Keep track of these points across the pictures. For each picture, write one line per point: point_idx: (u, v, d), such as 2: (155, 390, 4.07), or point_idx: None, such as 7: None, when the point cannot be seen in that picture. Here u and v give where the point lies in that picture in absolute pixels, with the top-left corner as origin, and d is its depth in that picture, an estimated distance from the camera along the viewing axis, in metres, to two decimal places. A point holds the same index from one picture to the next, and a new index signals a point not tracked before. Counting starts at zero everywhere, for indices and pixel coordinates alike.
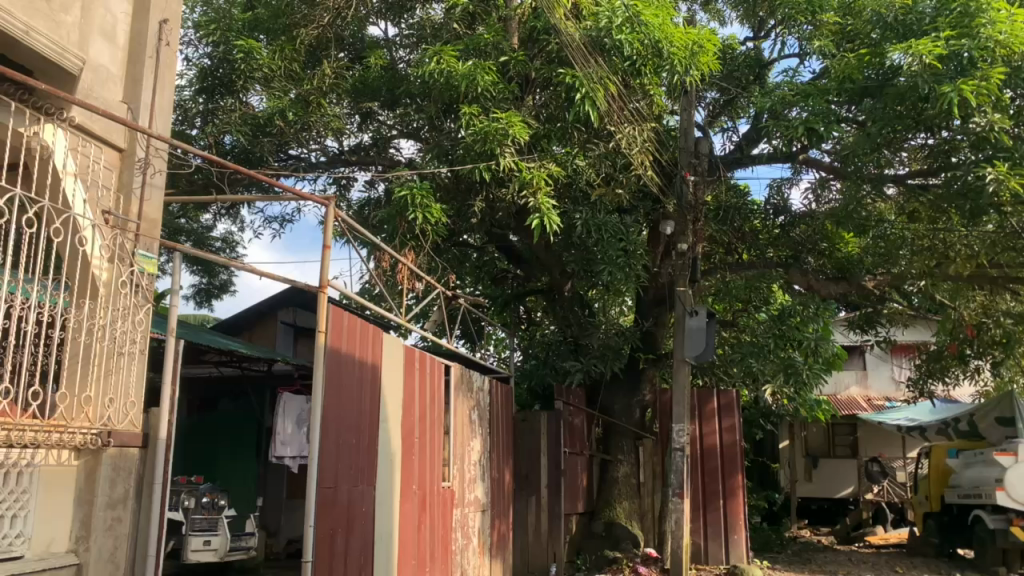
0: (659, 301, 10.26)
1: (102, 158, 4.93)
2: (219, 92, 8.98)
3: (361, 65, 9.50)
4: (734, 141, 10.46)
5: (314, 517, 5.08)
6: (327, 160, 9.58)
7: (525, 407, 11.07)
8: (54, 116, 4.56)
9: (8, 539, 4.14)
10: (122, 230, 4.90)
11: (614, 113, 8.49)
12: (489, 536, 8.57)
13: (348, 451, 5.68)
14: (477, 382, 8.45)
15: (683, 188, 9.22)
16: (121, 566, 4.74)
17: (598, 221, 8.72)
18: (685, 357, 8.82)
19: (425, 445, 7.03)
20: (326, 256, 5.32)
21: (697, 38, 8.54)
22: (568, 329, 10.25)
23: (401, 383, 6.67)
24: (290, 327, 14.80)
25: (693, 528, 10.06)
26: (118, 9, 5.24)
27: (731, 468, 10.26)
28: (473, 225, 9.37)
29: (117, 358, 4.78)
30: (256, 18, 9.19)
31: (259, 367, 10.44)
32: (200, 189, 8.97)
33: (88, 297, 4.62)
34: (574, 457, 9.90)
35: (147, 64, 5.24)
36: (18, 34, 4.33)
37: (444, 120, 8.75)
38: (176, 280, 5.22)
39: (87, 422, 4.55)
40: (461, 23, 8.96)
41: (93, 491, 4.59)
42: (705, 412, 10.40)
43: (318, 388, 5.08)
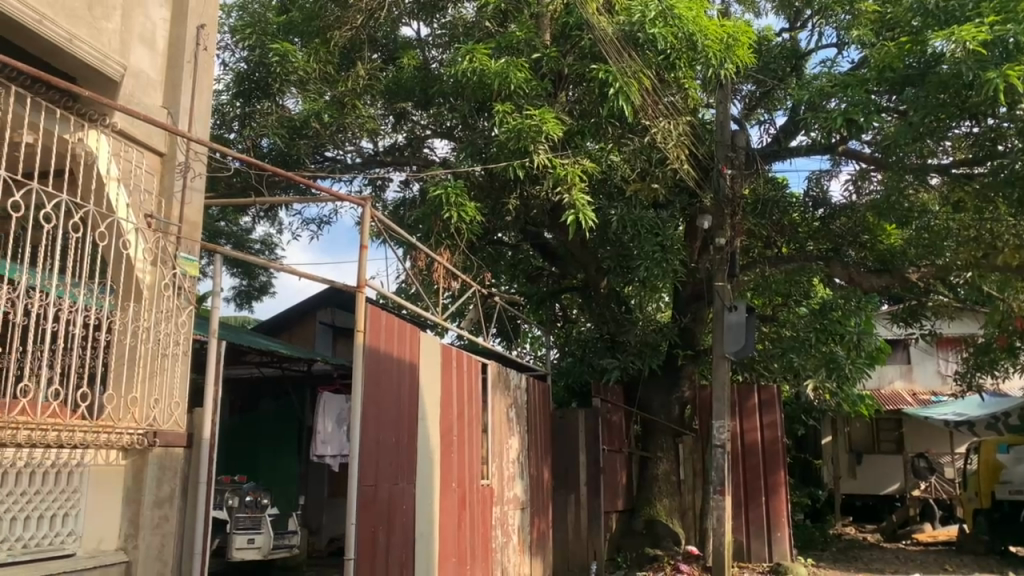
0: (697, 297, 10.14)
1: (144, 162, 5.02)
2: (255, 95, 9.09)
3: (394, 66, 9.52)
4: (771, 133, 10.27)
5: (355, 515, 5.12)
6: (363, 162, 9.67)
7: (563, 405, 11.04)
8: (98, 122, 4.63)
9: (60, 537, 4.25)
10: (164, 234, 4.99)
11: (649, 107, 8.43)
12: (529, 534, 8.56)
13: (388, 449, 5.71)
14: (514, 380, 8.44)
15: (720, 182, 9.11)
16: (168, 564, 4.82)
17: (634, 216, 8.63)
18: (725, 353, 8.74)
19: (464, 444, 7.05)
20: (363, 256, 5.36)
21: (732, 31, 8.46)
22: (604, 327, 10.13)
23: (439, 381, 6.69)
24: (328, 328, 14.94)
25: (735, 525, 9.98)
26: (157, 15, 5.33)
27: (773, 465, 10.11)
28: (508, 223, 9.36)
29: (161, 360, 4.86)
30: (290, 21, 9.29)
31: (299, 368, 10.56)
32: (239, 192, 9.10)
33: (132, 300, 4.70)
34: (613, 454, 9.86)
35: (186, 68, 5.34)
36: (62, 42, 4.41)
37: (478, 118, 8.73)
38: (216, 282, 5.28)
39: (134, 423, 4.62)
40: (493, 21, 8.95)
41: (140, 491, 4.67)
42: (746, 408, 10.27)
43: (357, 387, 5.12)
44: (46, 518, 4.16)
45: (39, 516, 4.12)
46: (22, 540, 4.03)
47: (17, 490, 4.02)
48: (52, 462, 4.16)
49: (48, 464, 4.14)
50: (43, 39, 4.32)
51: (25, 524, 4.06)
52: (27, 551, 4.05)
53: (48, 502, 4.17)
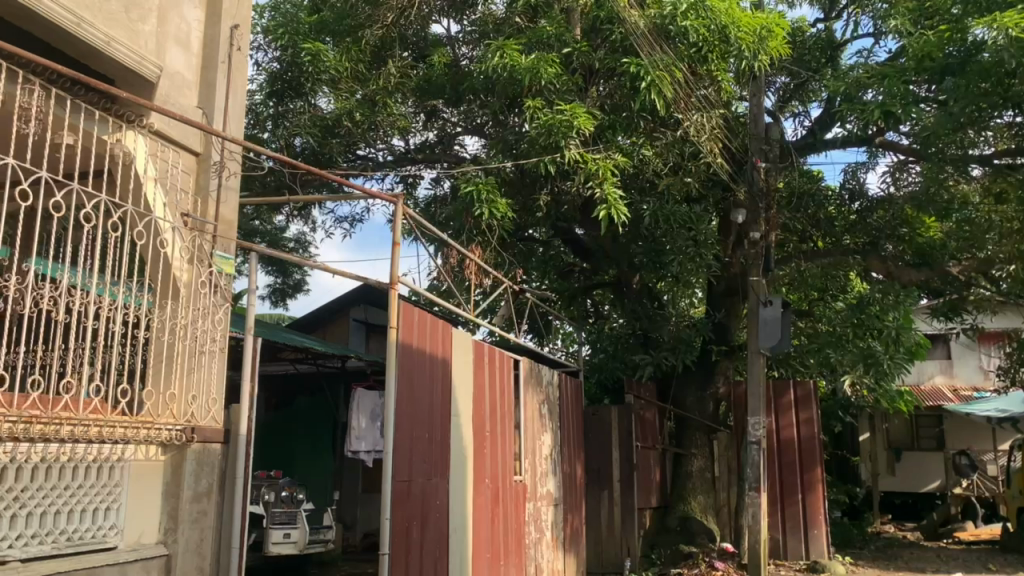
0: (731, 292, 10.02)
1: (180, 162, 5.09)
2: (288, 95, 9.15)
3: (425, 64, 9.58)
4: (806, 125, 10.12)
5: (389, 510, 5.16)
6: (394, 159, 9.72)
7: (595, 401, 11.01)
8: (135, 123, 4.69)
9: (103, 531, 4.33)
10: (200, 232, 5.06)
11: (681, 100, 8.34)
12: (562, 530, 8.55)
13: (422, 445, 5.75)
14: (546, 376, 8.43)
15: (754, 175, 8.98)
16: (207, 557, 4.90)
17: (667, 210, 8.51)
18: (760, 348, 8.62)
19: (496, 440, 7.06)
20: (396, 253, 5.39)
21: (765, 22, 8.38)
22: (636, 322, 10.00)
23: (472, 377, 6.70)
24: (362, 325, 15.05)
25: (770, 523, 9.88)
26: (191, 17, 5.39)
27: (809, 462, 9.99)
28: (539, 219, 9.34)
29: (198, 357, 4.93)
30: (322, 21, 9.37)
31: (334, 364, 10.65)
32: (273, 190, 9.21)
33: (170, 298, 4.77)
34: (646, 451, 9.82)
35: (220, 68, 5.40)
36: (100, 45, 4.46)
37: (508, 114, 8.71)
38: (252, 280, 5.35)
39: (172, 419, 4.71)
40: (523, 17, 8.93)
41: (179, 485, 4.75)
42: (781, 404, 10.14)
43: (390, 383, 5.16)
44: (88, 512, 4.24)
45: (82, 510, 4.21)
46: (66, 533, 4.12)
47: (60, 484, 4.10)
48: (95, 457, 4.25)
49: (90, 459, 4.23)
50: (82, 42, 4.38)
51: (69, 518, 4.14)
52: (71, 543, 4.14)
53: (91, 496, 4.25)
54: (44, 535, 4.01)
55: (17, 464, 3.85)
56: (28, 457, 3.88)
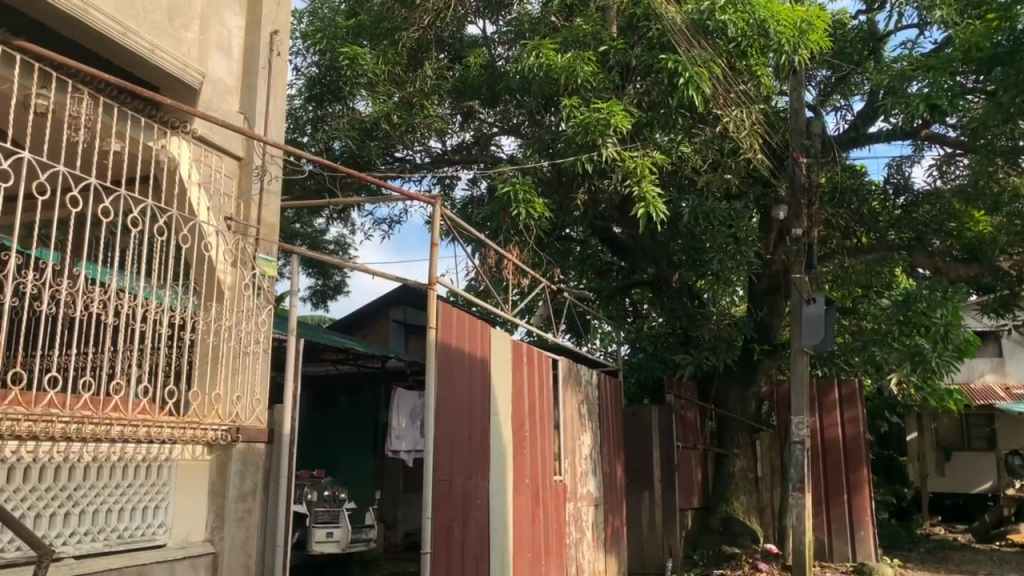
0: (773, 289, 9.84)
1: (223, 167, 5.18)
2: (326, 99, 9.21)
3: (461, 65, 9.58)
4: (849, 119, 9.94)
5: (431, 509, 5.19)
6: (431, 161, 9.77)
7: (635, 400, 10.95)
8: (179, 129, 4.78)
9: (151, 528, 4.43)
10: (243, 236, 5.15)
11: (720, 96, 8.25)
12: (604, 531, 8.52)
13: (462, 444, 5.77)
14: (585, 376, 8.40)
15: (795, 171, 8.83)
16: (252, 555, 4.98)
17: (706, 208, 8.43)
18: (803, 347, 8.47)
19: (536, 440, 7.05)
20: (434, 253, 5.42)
21: (806, 16, 8.25)
22: (675, 321, 9.91)
23: (511, 378, 6.71)
24: (401, 325, 15.17)
25: (815, 524, 9.72)
26: (232, 23, 5.48)
27: (855, 462, 9.80)
28: (576, 218, 9.32)
29: (243, 358, 5.01)
30: (359, 24, 9.40)
31: (374, 365, 10.74)
32: (313, 194, 9.34)
33: (214, 300, 4.85)
34: (688, 451, 9.75)
35: (260, 74, 5.49)
36: (145, 54, 4.54)
37: (545, 114, 8.72)
38: (294, 282, 5.42)
39: (217, 419, 4.79)
40: (559, 15, 8.89)
41: (225, 485, 4.82)
42: (825, 403, 9.96)
43: (430, 382, 5.20)
44: (138, 510, 4.34)
45: (132, 508, 4.31)
46: (117, 531, 4.22)
47: (111, 483, 4.21)
48: (143, 456, 4.35)
49: (139, 459, 4.33)
50: (128, 52, 4.46)
51: (119, 516, 4.24)
52: (122, 541, 4.24)
53: (140, 494, 4.35)
54: (95, 533, 4.11)
55: (70, 463, 3.98)
56: (80, 457, 4.00)
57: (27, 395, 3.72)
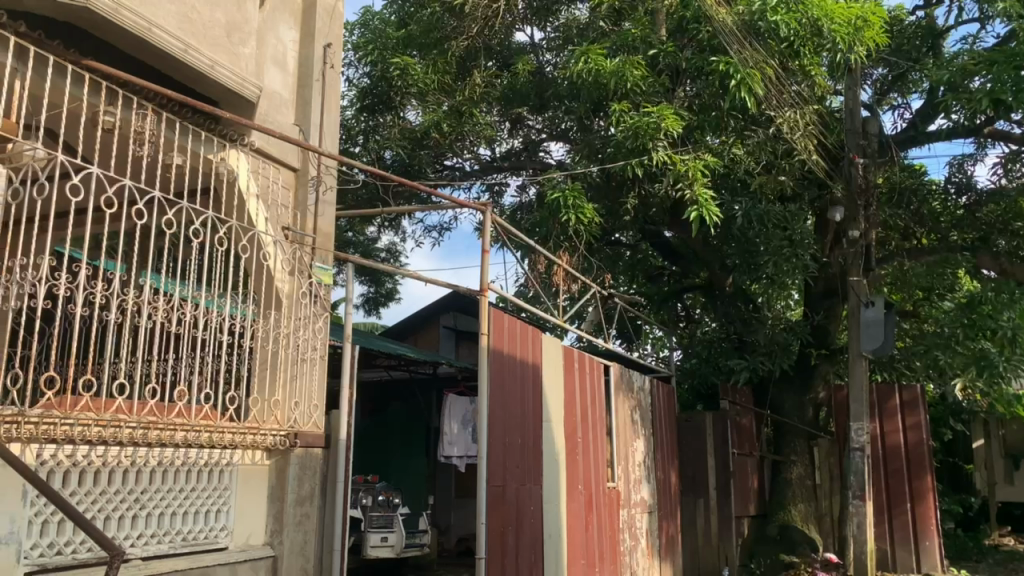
0: (830, 292, 9.61)
1: (280, 178, 5.31)
2: (378, 109, 9.47)
3: (509, 72, 9.58)
4: (907, 117, 9.70)
5: (485, 514, 5.21)
6: (480, 168, 9.86)
7: (688, 406, 10.83)
8: (237, 142, 4.91)
9: (214, 531, 4.55)
10: (300, 245, 5.26)
11: (773, 97, 8.15)
12: (658, 538, 8.44)
13: (515, 450, 5.78)
14: (638, 382, 8.35)
15: (851, 171, 8.56)
16: (311, 558, 5.08)
17: (761, 211, 8.31)
18: (862, 351, 8.26)
19: (589, 446, 7.03)
20: (485, 260, 5.46)
21: (861, 12, 8.04)
22: (729, 326, 9.77)
23: (563, 383, 6.71)
24: (451, 332, 15.24)
25: (877, 533, 9.48)
26: (287, 37, 5.63)
27: (918, 469, 9.53)
28: (627, 223, 9.29)
29: (301, 364, 5.11)
30: (409, 35, 9.46)
31: (426, 370, 10.85)
32: (366, 203, 9.52)
33: (273, 309, 4.96)
34: (744, 458, 9.62)
35: (315, 86, 5.62)
36: (205, 70, 4.63)
37: (593, 118, 8.63)
38: (348, 290, 5.51)
39: (277, 424, 4.90)
40: (607, 20, 8.86)
41: (283, 489, 4.91)
42: (887, 409, 9.69)
43: (483, 388, 5.23)
44: (201, 513, 4.46)
45: (195, 511, 4.43)
46: (182, 533, 4.34)
47: (175, 486, 4.34)
48: (206, 461, 4.47)
49: (201, 464, 4.44)
50: (189, 68, 4.56)
51: (184, 519, 4.36)
52: (186, 543, 4.36)
53: (203, 498, 4.47)
54: (162, 535, 4.24)
55: (138, 467, 4.13)
56: (146, 461, 4.14)
57: (97, 401, 3.87)
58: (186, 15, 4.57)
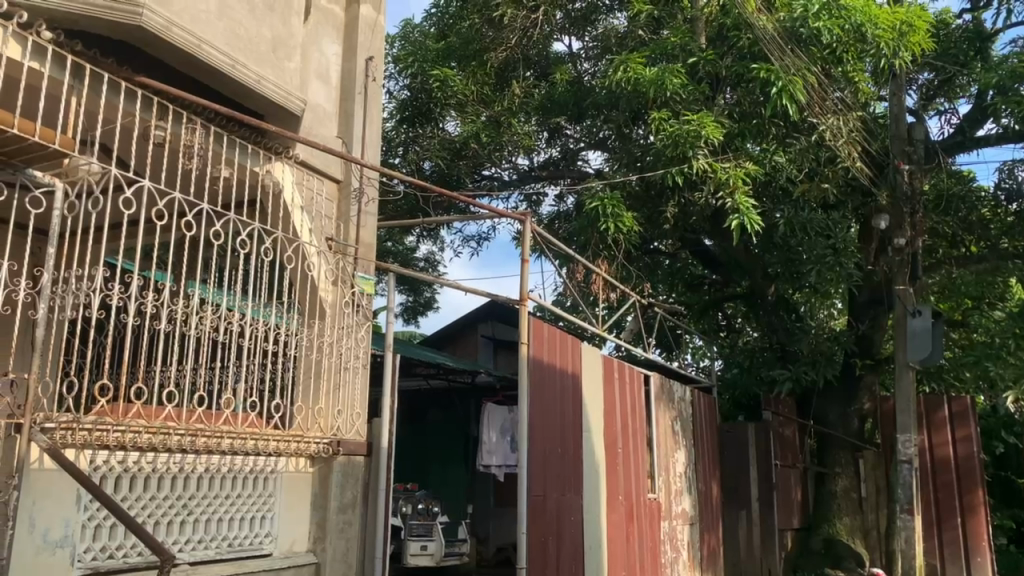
0: (876, 301, 9.33)
1: (323, 190, 5.39)
2: (418, 121, 9.58)
3: (547, 82, 9.63)
4: (954, 122, 9.50)
5: (526, 524, 5.21)
6: (519, 178, 9.89)
7: (729, 417, 10.71)
8: (282, 155, 5.00)
9: (258, 537, 4.63)
10: (344, 255, 5.34)
11: (815, 104, 8.10)
12: (700, 550, 8.35)
13: (556, 460, 5.78)
14: (678, 393, 8.28)
15: (897, 178, 8.36)
16: (353, 565, 5.12)
17: (803, 219, 8.21)
18: (910, 362, 8.04)
19: (630, 456, 6.99)
20: (525, 269, 5.48)
21: (905, 17, 7.99)
22: (773, 335, 9.57)
23: (602, 394, 6.69)
24: (490, 341, 15.28)
25: (926, 548, 9.27)
26: (331, 51, 5.73)
27: (969, 483, 9.26)
28: (666, 231, 9.22)
29: (343, 373, 5.16)
30: (448, 47, 9.58)
31: (465, 379, 10.88)
32: (406, 213, 9.63)
33: (317, 318, 5.04)
34: (787, 470, 9.52)
35: (357, 99, 5.71)
36: (252, 84, 4.72)
37: (633, 127, 8.58)
38: (390, 300, 5.57)
39: (320, 432, 4.96)
40: (646, 29, 8.82)
41: (326, 496, 4.97)
42: (935, 421, 9.47)
43: (523, 397, 5.24)
44: (246, 519, 4.54)
45: (241, 518, 4.51)
46: (228, 539, 4.42)
47: (222, 493, 4.42)
48: (250, 468, 4.54)
49: (246, 470, 4.53)
50: (236, 82, 4.65)
51: (229, 525, 4.44)
52: (232, 549, 4.43)
53: (247, 505, 4.55)
54: (208, 540, 4.32)
55: (185, 474, 4.22)
56: (193, 468, 4.22)
57: (147, 409, 3.96)
58: (234, 31, 4.68)
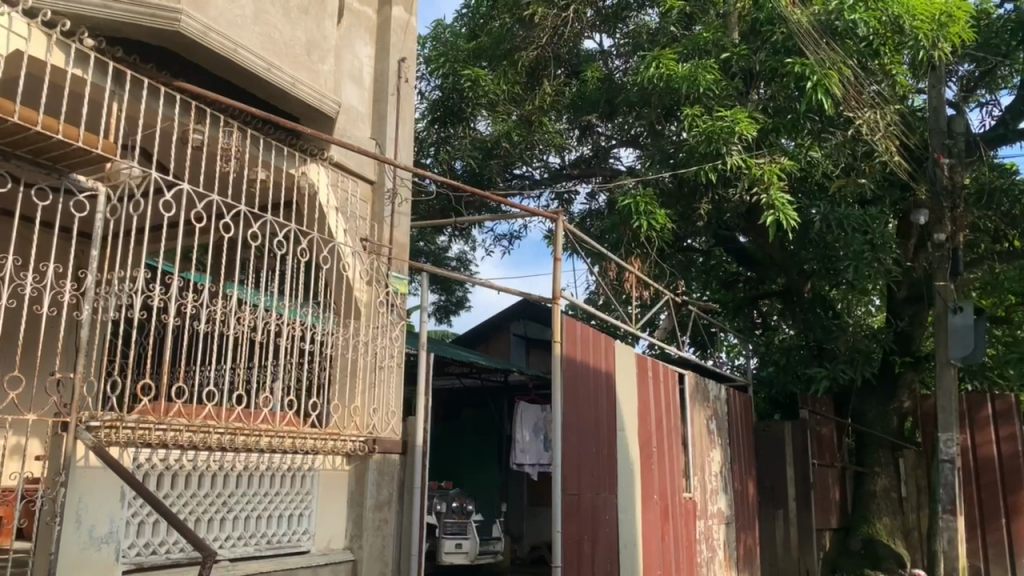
0: (915, 298, 9.15)
1: (358, 191, 5.44)
2: (450, 121, 9.60)
3: (578, 80, 9.60)
4: (995, 115, 9.31)
5: (561, 522, 5.21)
6: (550, 176, 9.89)
7: (764, 415, 10.61)
8: (317, 157, 5.06)
9: (296, 535, 4.69)
10: (378, 255, 5.38)
11: (852, 98, 7.98)
12: (736, 550, 8.28)
13: (590, 458, 5.77)
14: (713, 391, 8.21)
15: (937, 172, 8.13)
16: (389, 563, 5.16)
17: (840, 215, 8.08)
18: (950, 359, 7.83)
19: (664, 455, 6.95)
20: (557, 268, 5.49)
21: (944, 7, 7.84)
22: (809, 334, 9.44)
23: (637, 392, 6.65)
24: (522, 339, 15.29)
25: (970, 549, 9.10)
26: (363, 53, 5.78)
27: (1014, 483, 9.06)
28: (700, 228, 9.14)
29: (378, 372, 5.20)
30: (480, 47, 9.62)
31: (497, 378, 10.91)
32: (438, 213, 9.69)
33: (352, 318, 5.09)
34: (825, 469, 9.40)
35: (390, 100, 5.76)
36: (287, 87, 4.78)
37: (666, 123, 8.50)
38: (423, 299, 5.60)
39: (356, 430, 5.01)
40: (678, 25, 8.71)
41: (362, 494, 5.02)
42: (978, 419, 9.27)
43: (556, 395, 5.24)
44: (284, 517, 4.61)
45: (279, 515, 4.57)
46: (266, 537, 4.48)
47: (260, 491, 4.49)
48: (288, 466, 4.61)
49: (285, 468, 4.59)
50: (270, 85, 4.71)
51: (268, 522, 4.51)
52: (271, 546, 4.50)
53: (285, 503, 4.61)
54: (248, 537, 4.39)
55: (225, 472, 4.29)
56: (233, 466, 4.30)
57: (188, 407, 4.03)
58: (269, 35, 4.73)
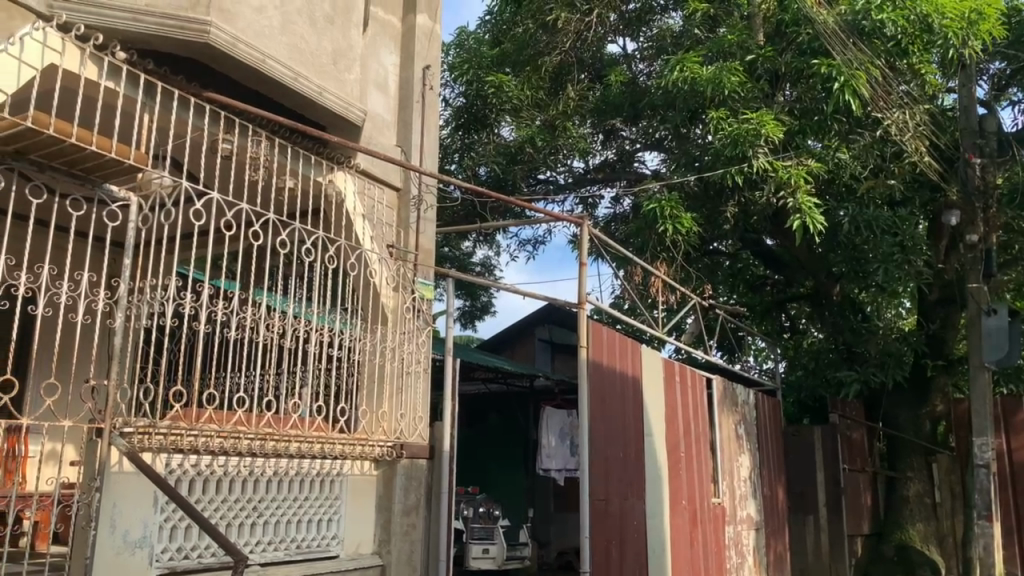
0: (947, 300, 9.01)
1: (384, 198, 5.47)
2: (473, 128, 9.76)
3: (602, 84, 9.58)
4: None
5: (589, 526, 5.20)
6: (574, 181, 9.88)
7: (793, 420, 10.49)
8: (343, 164, 5.10)
9: (326, 539, 4.73)
10: (404, 262, 5.41)
11: (879, 98, 7.88)
12: (766, 556, 8.20)
13: (617, 463, 5.75)
14: (742, 396, 8.14)
15: (968, 172, 7.98)
16: (417, 568, 5.17)
17: (868, 216, 7.97)
18: (984, 363, 7.67)
19: (692, 461, 6.91)
20: (582, 273, 5.48)
21: (974, 5, 7.73)
22: (838, 337, 9.28)
23: (664, 397, 6.62)
24: (547, 344, 15.29)
25: (1006, 556, 8.94)
26: (388, 61, 5.83)
27: None
28: (725, 232, 9.07)
29: (406, 377, 5.23)
30: (504, 53, 9.68)
31: (523, 383, 10.92)
32: (463, 219, 9.72)
33: (380, 324, 5.12)
34: (856, 474, 9.28)
35: (415, 108, 5.79)
36: (313, 95, 4.83)
37: (691, 127, 8.45)
38: (449, 304, 5.63)
39: (383, 435, 5.04)
40: (702, 27, 8.67)
41: (390, 499, 5.04)
42: (1013, 424, 9.10)
43: (583, 399, 5.24)
44: (313, 522, 4.64)
45: (308, 519, 4.61)
46: (296, 541, 4.52)
47: (290, 495, 4.53)
48: (317, 471, 4.64)
49: (314, 474, 4.64)
50: (297, 94, 4.76)
51: (298, 527, 4.55)
52: (301, 550, 4.54)
53: (314, 507, 4.65)
54: (278, 542, 4.43)
55: (255, 477, 4.33)
56: (263, 471, 4.35)
57: (219, 413, 4.08)
58: (296, 45, 4.77)
